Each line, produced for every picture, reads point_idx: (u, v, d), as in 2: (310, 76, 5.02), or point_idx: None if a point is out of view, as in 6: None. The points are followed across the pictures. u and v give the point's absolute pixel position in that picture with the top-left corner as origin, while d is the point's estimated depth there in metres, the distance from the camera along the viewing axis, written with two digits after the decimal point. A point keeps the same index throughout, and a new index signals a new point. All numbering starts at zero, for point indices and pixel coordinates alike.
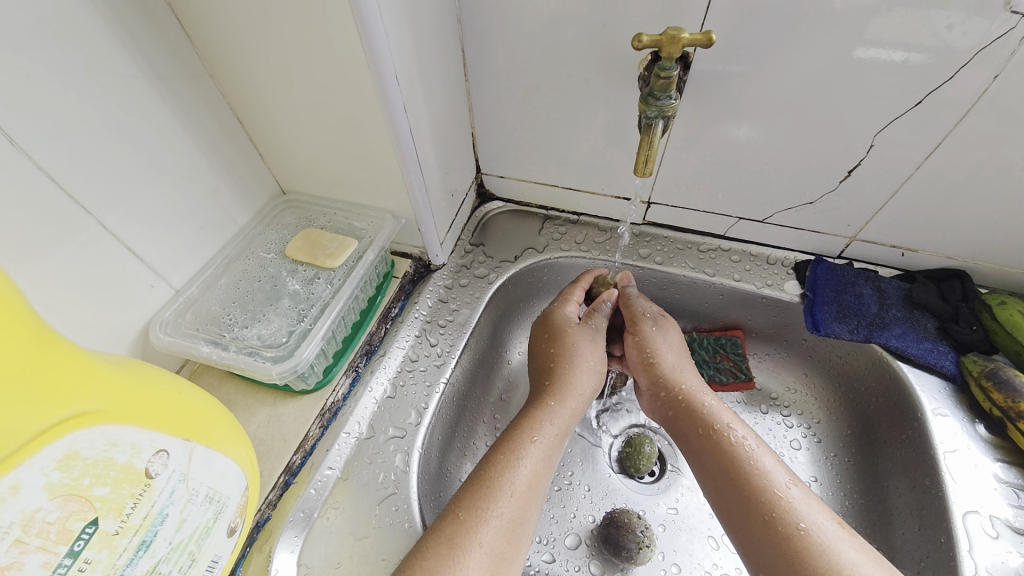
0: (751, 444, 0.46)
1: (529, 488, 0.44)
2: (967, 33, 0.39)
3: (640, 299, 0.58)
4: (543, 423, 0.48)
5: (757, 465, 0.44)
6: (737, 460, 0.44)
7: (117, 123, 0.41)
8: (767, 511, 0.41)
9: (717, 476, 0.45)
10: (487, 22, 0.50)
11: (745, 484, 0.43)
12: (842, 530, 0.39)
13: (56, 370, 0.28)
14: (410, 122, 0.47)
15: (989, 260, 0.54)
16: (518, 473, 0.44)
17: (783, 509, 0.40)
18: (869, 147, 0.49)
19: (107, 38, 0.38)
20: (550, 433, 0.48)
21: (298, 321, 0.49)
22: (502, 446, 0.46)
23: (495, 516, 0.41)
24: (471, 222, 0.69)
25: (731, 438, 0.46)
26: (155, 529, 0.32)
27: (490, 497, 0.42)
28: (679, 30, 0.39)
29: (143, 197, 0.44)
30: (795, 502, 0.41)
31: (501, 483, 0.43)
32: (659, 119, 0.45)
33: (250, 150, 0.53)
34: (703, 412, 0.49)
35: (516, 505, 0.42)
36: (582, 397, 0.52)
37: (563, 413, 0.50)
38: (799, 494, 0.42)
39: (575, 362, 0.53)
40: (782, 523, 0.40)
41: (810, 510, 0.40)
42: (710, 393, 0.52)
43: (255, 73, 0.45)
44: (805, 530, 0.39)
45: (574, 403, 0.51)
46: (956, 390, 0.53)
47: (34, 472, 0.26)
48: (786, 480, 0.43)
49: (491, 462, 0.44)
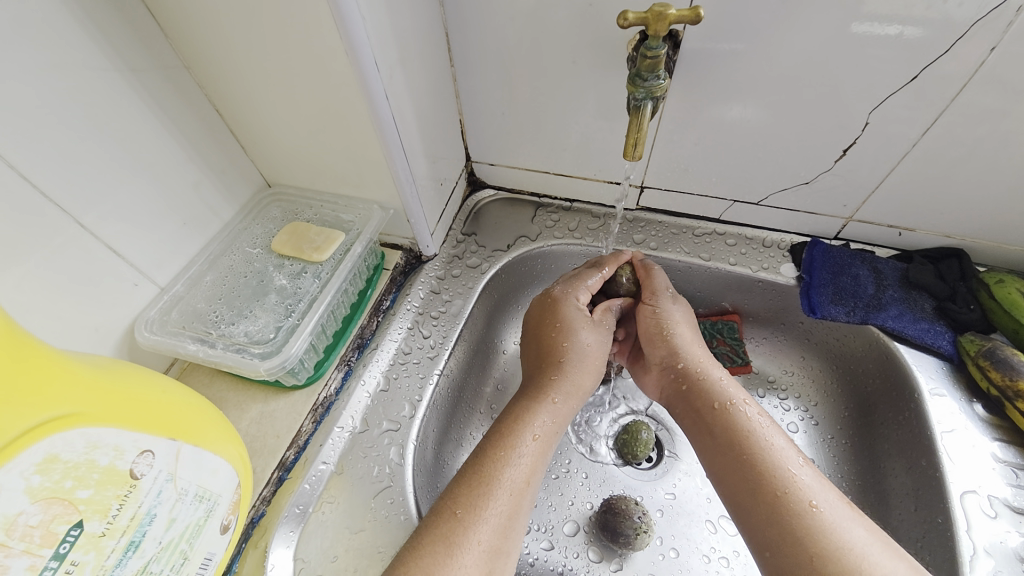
0: (763, 421, 0.45)
1: (526, 484, 0.43)
2: (964, 4, 0.38)
3: (661, 272, 0.59)
4: (541, 412, 0.48)
5: (768, 443, 0.43)
6: (748, 438, 0.44)
7: (91, 118, 0.40)
8: (777, 489, 0.41)
9: (725, 454, 0.45)
10: (470, 3, 0.48)
11: (756, 463, 0.42)
12: (848, 509, 0.39)
13: (32, 373, 0.28)
14: (393, 109, 0.45)
15: (987, 237, 0.54)
16: (515, 465, 0.44)
17: (795, 486, 0.40)
18: (864, 125, 0.48)
19: (73, 30, 0.37)
20: (547, 420, 0.47)
21: (286, 317, 0.49)
22: (500, 438, 0.45)
23: (492, 512, 0.41)
24: (462, 212, 0.68)
25: (743, 414, 0.46)
26: (143, 529, 0.31)
27: (488, 494, 0.41)
28: (665, 6, 0.38)
29: (121, 194, 0.43)
30: (804, 480, 0.41)
31: (498, 475, 0.43)
32: (647, 101, 0.44)
33: (232, 143, 0.52)
34: (717, 389, 0.48)
35: (512, 501, 0.42)
36: (580, 381, 0.52)
37: (561, 403, 0.49)
38: (809, 473, 0.42)
39: (576, 342, 0.53)
40: (793, 500, 0.40)
41: (819, 488, 0.40)
42: (721, 369, 0.52)
43: (231, 62, 0.44)
44: (816, 508, 0.39)
45: (573, 388, 0.51)
46: (953, 370, 0.53)
47: (13, 477, 0.25)
48: (797, 459, 0.43)
49: (487, 455, 0.44)
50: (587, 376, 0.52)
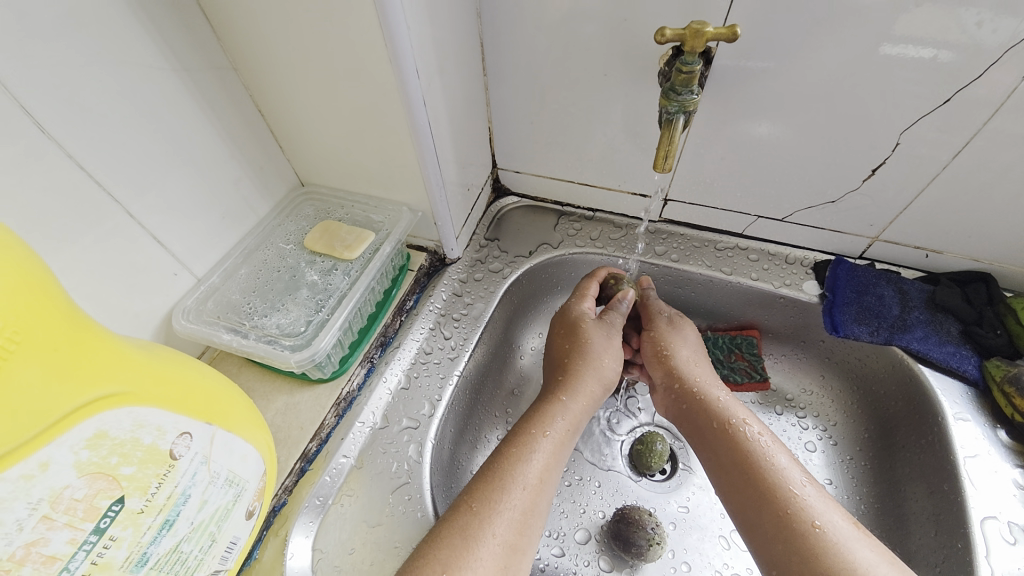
0: (765, 441, 0.45)
1: (540, 482, 0.44)
2: (997, 31, 0.38)
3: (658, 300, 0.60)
4: (553, 417, 0.48)
5: (770, 462, 0.43)
6: (752, 458, 0.44)
7: (144, 114, 0.42)
8: (781, 508, 0.40)
9: (730, 472, 0.45)
10: (506, 14, 0.49)
11: (761, 482, 0.42)
12: (858, 531, 0.39)
13: (86, 351, 0.29)
14: (429, 115, 0.47)
15: (1016, 262, 0.53)
16: (530, 466, 0.44)
17: (798, 507, 0.40)
18: (894, 145, 0.48)
19: (135, 30, 0.39)
20: (562, 427, 0.48)
21: (316, 311, 0.50)
22: (514, 439, 0.46)
23: (507, 507, 0.41)
24: (486, 217, 0.69)
25: (745, 433, 0.46)
26: (178, 509, 0.33)
27: (503, 489, 0.42)
28: (703, 24, 0.39)
29: (167, 186, 0.45)
30: (809, 499, 0.41)
31: (514, 475, 0.43)
32: (680, 115, 0.44)
33: (270, 143, 0.54)
34: (718, 408, 0.49)
35: (528, 498, 0.42)
36: (595, 394, 0.52)
37: (575, 410, 0.50)
38: (814, 492, 0.41)
39: (598, 363, 0.53)
40: (796, 520, 0.39)
41: (825, 508, 0.40)
42: (724, 389, 0.52)
43: (276, 64, 0.46)
44: (820, 527, 0.39)
45: (586, 401, 0.51)
46: (977, 396, 0.52)
47: (63, 451, 0.27)
48: (802, 479, 0.42)
49: (504, 455, 0.45)
50: (601, 392, 0.53)
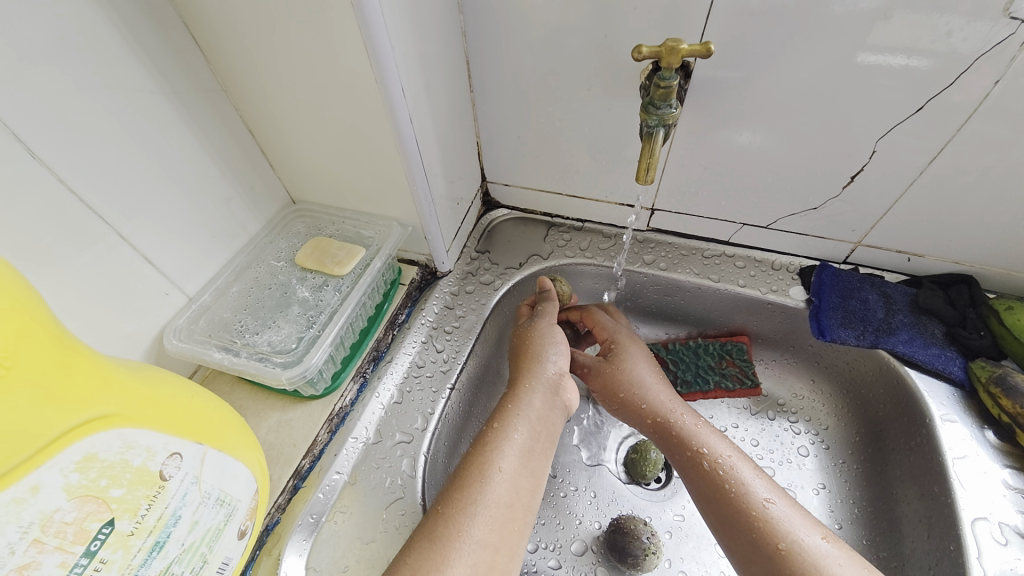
0: (730, 459, 0.47)
1: (507, 470, 0.44)
2: (968, 39, 0.39)
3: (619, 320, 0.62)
4: (513, 413, 0.48)
5: (737, 484, 0.45)
6: (717, 480, 0.45)
7: (134, 137, 0.42)
8: (750, 531, 0.42)
9: (702, 490, 0.46)
10: (491, 32, 0.51)
11: (729, 505, 0.44)
12: (830, 545, 0.40)
13: (75, 374, 0.30)
14: (416, 131, 0.48)
15: (998, 263, 0.54)
16: (495, 461, 0.45)
17: (768, 528, 0.41)
18: (872, 152, 0.49)
19: (125, 53, 0.40)
20: (528, 426, 0.48)
21: (307, 328, 0.50)
22: (480, 442, 0.46)
23: (474, 506, 0.41)
24: (477, 230, 0.70)
25: (711, 454, 0.47)
26: (168, 530, 0.33)
27: (476, 492, 0.42)
28: (678, 41, 0.40)
29: (159, 206, 0.46)
30: (777, 520, 0.42)
31: (480, 472, 0.44)
32: (659, 129, 0.46)
33: (262, 161, 0.55)
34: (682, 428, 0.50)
35: (503, 491, 0.43)
36: (547, 381, 0.52)
37: (532, 402, 0.50)
38: (780, 509, 0.42)
39: (540, 353, 0.53)
40: (767, 541, 0.41)
41: (795, 527, 0.41)
42: (683, 405, 0.53)
43: (266, 84, 0.46)
44: (787, 549, 0.40)
45: (540, 390, 0.51)
46: (964, 397, 0.53)
47: (53, 474, 0.27)
48: (767, 495, 0.44)
49: (468, 459, 0.45)
50: (557, 380, 0.52)
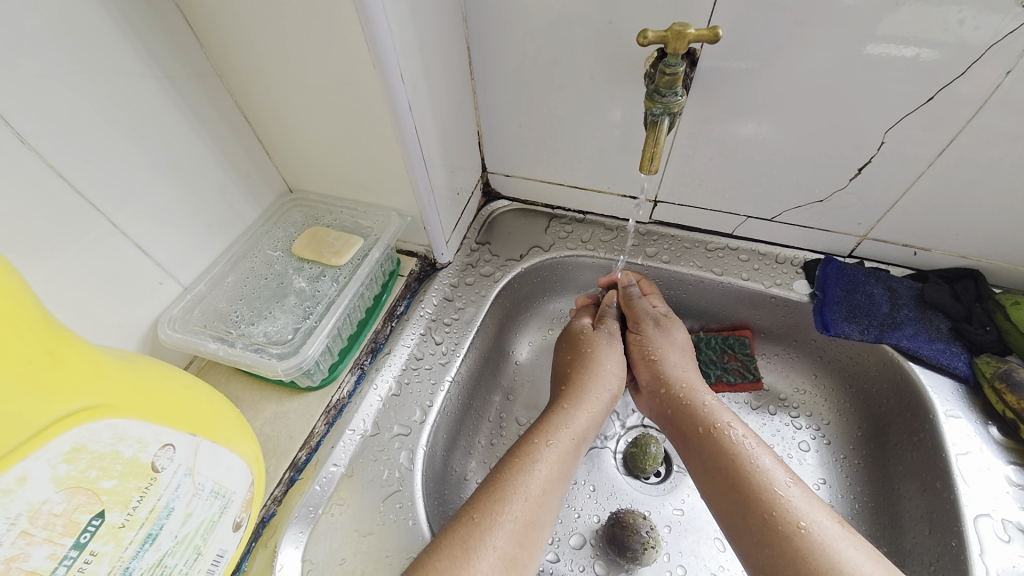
0: (749, 442, 0.46)
1: (543, 493, 0.44)
2: (980, 28, 0.38)
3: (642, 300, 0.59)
4: (561, 430, 0.49)
5: (754, 464, 0.44)
6: (733, 460, 0.45)
7: (125, 126, 0.41)
8: (767, 510, 0.41)
9: (712, 472, 0.46)
10: (492, 18, 0.49)
11: (745, 485, 0.43)
12: (841, 528, 0.40)
13: (64, 364, 0.29)
14: (415, 119, 0.47)
15: (1003, 258, 0.53)
16: (535, 479, 0.44)
17: (782, 508, 0.41)
18: (880, 144, 0.48)
19: (116, 39, 0.39)
20: (567, 438, 0.48)
21: (304, 318, 0.50)
22: (519, 449, 0.47)
23: (509, 520, 0.41)
24: (477, 221, 0.69)
25: (729, 436, 0.47)
26: (161, 522, 0.32)
27: (506, 500, 0.42)
28: (684, 26, 0.39)
29: (152, 195, 0.45)
30: (793, 500, 0.41)
31: (518, 486, 0.43)
32: (664, 117, 0.44)
33: (257, 149, 0.54)
34: (703, 412, 0.50)
35: (531, 511, 0.43)
36: (600, 401, 0.53)
37: (580, 419, 0.50)
38: (797, 492, 0.42)
39: (601, 372, 0.54)
40: (781, 523, 0.40)
41: (809, 508, 0.41)
42: (709, 391, 0.53)
43: (262, 70, 0.45)
44: (804, 529, 0.40)
45: (594, 412, 0.52)
46: (968, 392, 0.52)
47: (41, 465, 0.26)
48: (785, 478, 0.43)
49: (508, 465, 0.45)
50: (608, 401, 0.54)
